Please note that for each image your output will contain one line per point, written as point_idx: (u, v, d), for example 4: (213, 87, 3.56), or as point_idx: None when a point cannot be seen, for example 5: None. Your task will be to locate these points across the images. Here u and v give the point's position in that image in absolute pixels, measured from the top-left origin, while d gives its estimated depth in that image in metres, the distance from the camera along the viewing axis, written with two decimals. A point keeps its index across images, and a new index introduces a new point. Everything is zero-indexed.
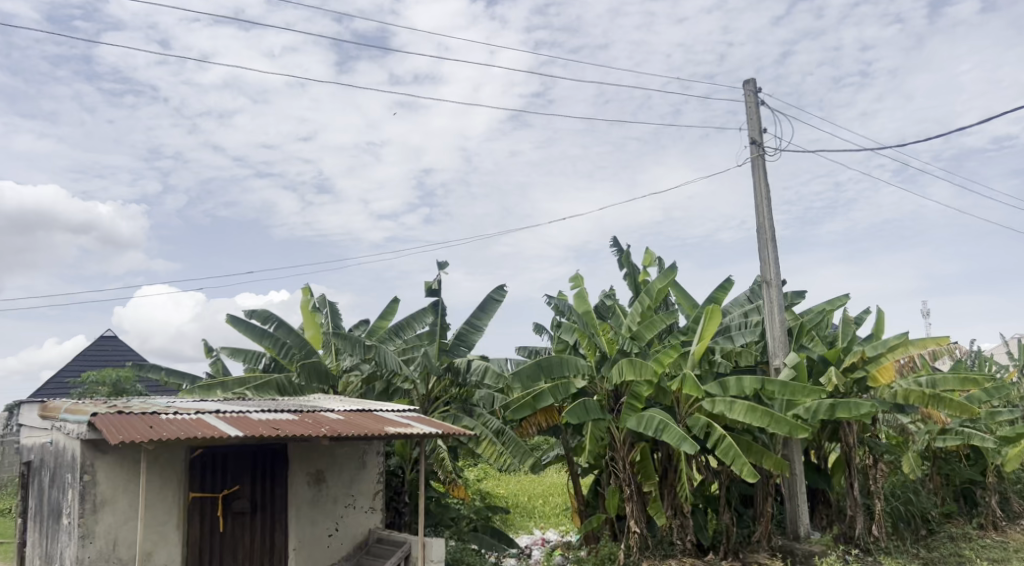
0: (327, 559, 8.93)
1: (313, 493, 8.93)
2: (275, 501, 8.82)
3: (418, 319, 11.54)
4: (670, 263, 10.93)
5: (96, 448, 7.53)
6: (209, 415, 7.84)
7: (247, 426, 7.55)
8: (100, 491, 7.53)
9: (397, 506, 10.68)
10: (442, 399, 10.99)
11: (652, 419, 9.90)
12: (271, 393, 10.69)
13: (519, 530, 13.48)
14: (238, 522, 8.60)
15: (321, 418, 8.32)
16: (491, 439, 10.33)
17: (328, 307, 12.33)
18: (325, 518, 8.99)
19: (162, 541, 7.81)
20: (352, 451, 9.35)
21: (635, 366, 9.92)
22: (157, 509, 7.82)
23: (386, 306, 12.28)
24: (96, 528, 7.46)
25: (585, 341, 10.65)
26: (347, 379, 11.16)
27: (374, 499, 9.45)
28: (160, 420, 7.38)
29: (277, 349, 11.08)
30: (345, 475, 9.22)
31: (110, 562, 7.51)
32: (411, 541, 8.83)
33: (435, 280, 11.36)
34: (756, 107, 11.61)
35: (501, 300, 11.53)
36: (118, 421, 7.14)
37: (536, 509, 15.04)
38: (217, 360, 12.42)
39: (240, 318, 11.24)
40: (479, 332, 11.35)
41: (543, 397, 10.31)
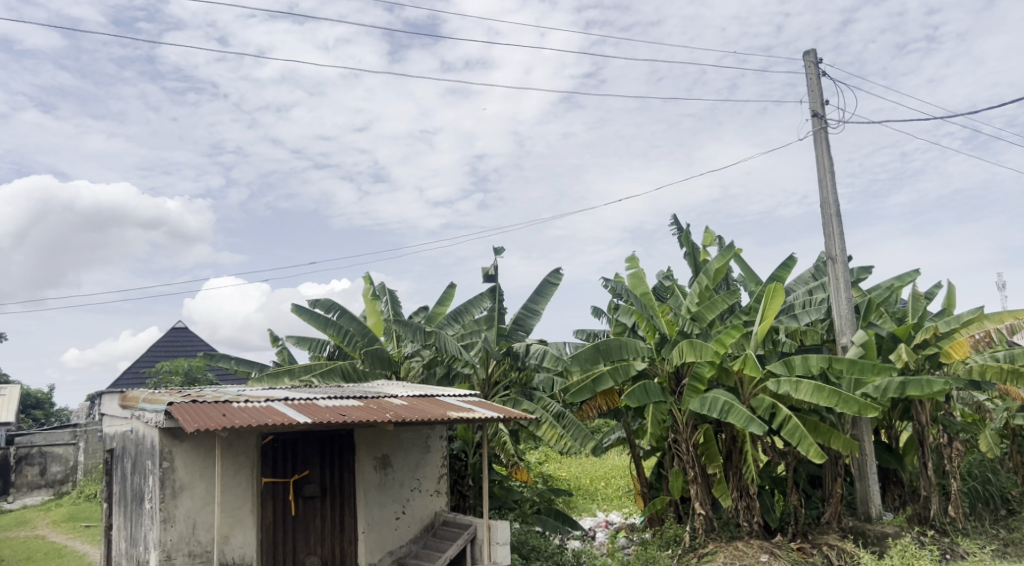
0: (396, 541, 9.13)
1: (380, 477, 9.14)
2: (344, 485, 9.04)
3: (475, 304, 11.61)
4: (729, 241, 10.74)
5: (174, 435, 7.84)
6: (279, 402, 8.08)
7: (315, 413, 7.75)
8: (179, 477, 7.84)
9: (461, 489, 10.87)
10: (502, 383, 11.13)
11: (716, 401, 9.75)
12: (336, 379, 10.90)
13: (582, 512, 13.51)
14: (310, 505, 8.83)
15: (386, 404, 8.49)
16: (551, 422, 10.40)
17: (388, 294, 12.57)
18: (392, 501, 9.19)
19: (238, 525, 8.10)
20: (416, 435, 9.51)
21: (696, 347, 9.79)
22: (233, 494, 8.12)
23: (443, 292, 12.41)
24: (176, 512, 7.78)
25: (645, 323, 10.51)
26: (409, 364, 11.42)
27: (439, 482, 9.59)
28: (233, 408, 7.62)
29: (341, 337, 11.30)
30: (410, 460, 9.39)
31: (190, 544, 7.82)
32: (476, 524, 8.95)
33: (491, 265, 11.44)
34: (817, 78, 11.27)
35: (558, 283, 11.54)
36: (193, 410, 7.40)
37: (599, 491, 15.07)
38: (283, 348, 12.76)
39: (305, 307, 11.52)
40: (537, 316, 11.38)
41: (603, 380, 10.34)
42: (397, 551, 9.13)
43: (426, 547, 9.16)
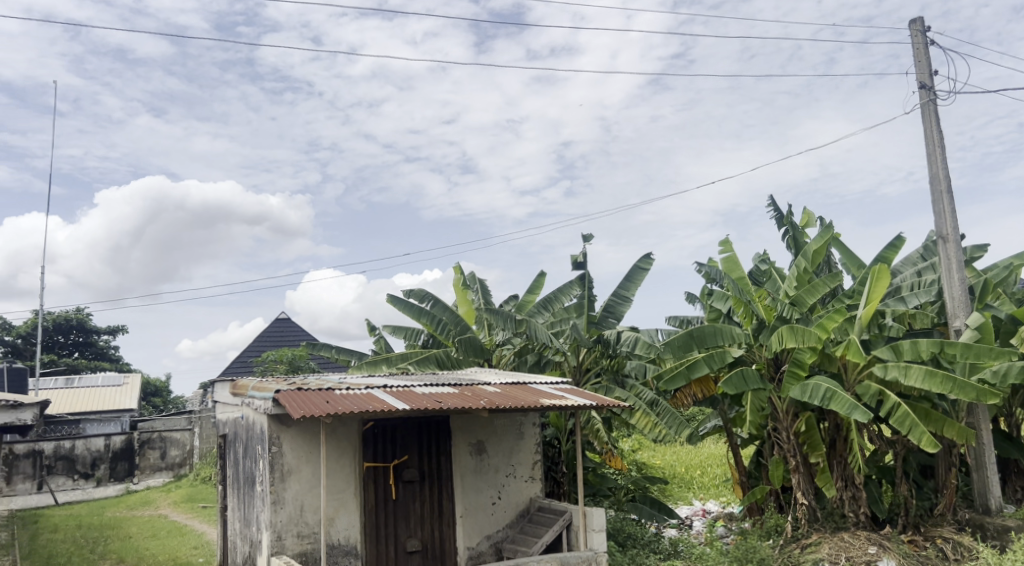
0: (492, 525, 9.29)
1: (476, 463, 9.30)
2: (442, 470, 9.24)
3: (565, 292, 11.61)
4: (828, 222, 10.33)
5: (281, 421, 8.21)
6: (378, 389, 8.33)
7: (413, 400, 7.95)
8: (287, 461, 8.21)
9: (555, 475, 10.93)
10: (593, 370, 11.09)
11: (818, 387, 9.44)
12: (431, 367, 11.15)
13: (678, 500, 13.36)
14: (409, 490, 9.06)
15: (480, 391, 8.63)
16: (645, 410, 10.30)
17: (479, 283, 12.75)
18: (488, 486, 9.34)
19: (342, 508, 8.41)
20: (510, 422, 9.61)
21: (797, 332, 9.49)
22: (337, 477, 8.44)
23: (533, 280, 12.49)
24: (285, 495, 8.15)
25: (742, 308, 10.23)
26: (501, 352, 11.59)
27: (533, 468, 9.68)
28: (335, 395, 7.92)
29: (434, 326, 11.54)
30: (504, 446, 9.51)
31: (299, 525, 8.18)
32: (572, 511, 9.00)
33: (580, 253, 11.40)
34: (924, 48, 10.67)
35: (649, 268, 11.41)
36: (299, 397, 7.73)
37: (695, 480, 14.86)
38: (380, 338, 13.13)
39: (399, 297, 11.81)
40: (628, 303, 11.28)
41: (698, 367, 10.13)
42: (494, 535, 9.30)
43: (522, 532, 9.27)
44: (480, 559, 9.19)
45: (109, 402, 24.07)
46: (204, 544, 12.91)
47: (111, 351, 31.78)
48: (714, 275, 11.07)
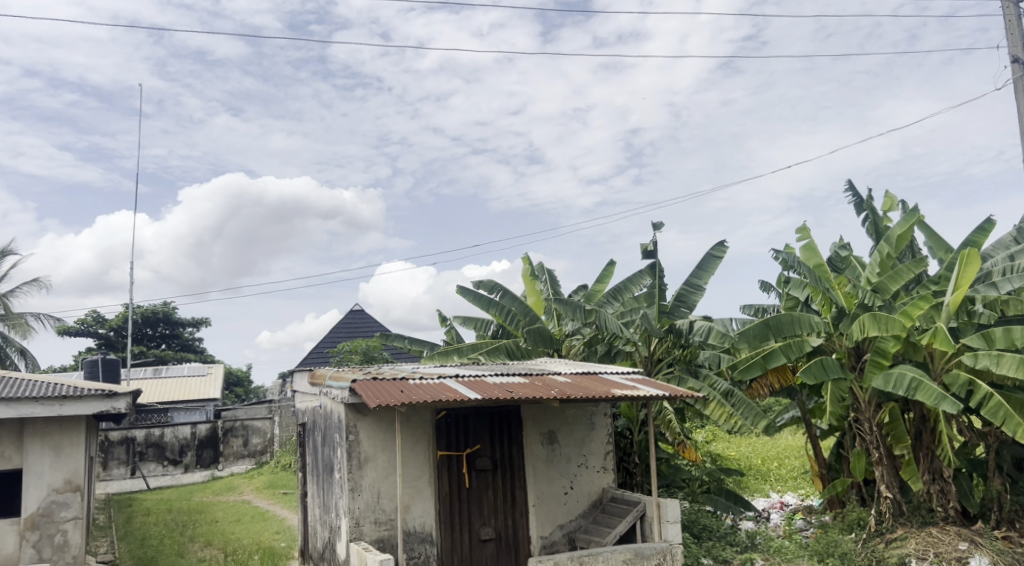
0: (566, 515, 9.31)
1: (548, 452, 9.33)
2: (514, 459, 9.29)
3: (635, 282, 11.50)
4: (912, 205, 9.91)
5: (358, 410, 8.40)
6: (450, 379, 8.44)
7: (484, 389, 8.02)
8: (363, 449, 8.40)
9: (628, 466, 10.86)
10: (665, 360, 10.92)
11: (902, 377, 9.09)
12: (502, 357, 11.22)
13: (754, 492, 13.10)
14: (482, 478, 9.13)
15: (550, 381, 8.65)
16: (720, 400, 10.11)
17: (547, 274, 12.75)
18: (560, 476, 9.36)
19: (417, 495, 8.56)
20: (581, 413, 9.60)
21: (880, 320, 9.14)
22: (413, 465, 8.59)
23: (602, 270, 12.41)
24: (362, 482, 8.34)
25: (820, 296, 9.99)
26: (570, 342, 11.61)
27: (605, 459, 9.64)
28: (409, 385, 8.05)
29: (504, 317, 11.62)
30: (577, 436, 9.51)
31: (376, 512, 8.36)
32: (646, 501, 8.92)
33: (650, 241, 11.25)
34: (1017, 20, 10.10)
35: (722, 256, 11.18)
36: (375, 387, 7.90)
37: (771, 472, 14.53)
38: (450, 328, 13.28)
39: (469, 288, 11.92)
40: (700, 293, 11.08)
41: (775, 356, 9.91)
42: (567, 524, 9.31)
43: (595, 522, 9.26)
44: (553, 549, 9.22)
45: (195, 392, 25.08)
46: (285, 530, 13.34)
47: (196, 343, 33.11)
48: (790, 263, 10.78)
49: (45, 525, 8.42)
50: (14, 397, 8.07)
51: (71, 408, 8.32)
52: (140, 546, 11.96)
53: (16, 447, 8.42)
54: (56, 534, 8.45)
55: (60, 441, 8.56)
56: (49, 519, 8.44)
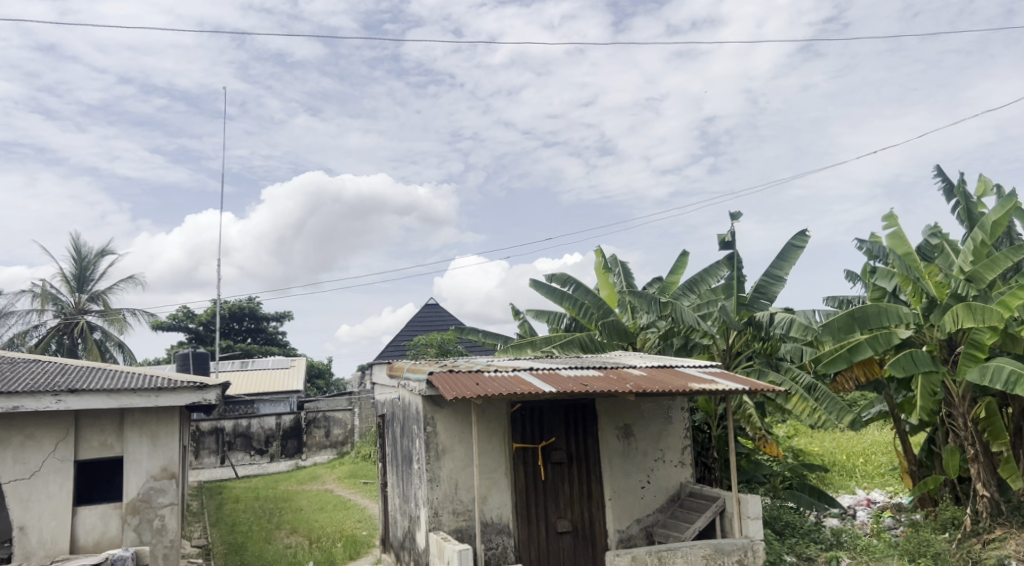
0: (642, 510, 9.23)
1: (623, 446, 9.26)
2: (590, 453, 9.27)
3: (713, 273, 11.28)
4: (1009, 190, 9.37)
5: (435, 403, 8.53)
6: (524, 372, 8.49)
7: (559, 383, 8.02)
8: (441, 440, 8.52)
9: (706, 461, 10.69)
10: (745, 354, 10.71)
11: (1000, 370, 8.63)
12: (575, 350, 11.21)
13: (839, 489, 12.70)
14: (558, 471, 9.14)
15: (625, 374, 8.59)
16: (802, 395, 9.84)
17: (620, 266, 12.63)
18: (637, 471, 9.28)
19: (494, 487, 8.64)
20: (657, 406, 9.49)
21: (975, 311, 8.72)
22: (489, 457, 8.66)
23: (677, 262, 12.22)
24: (440, 473, 8.47)
25: (910, 286, 9.60)
26: (645, 336, 11.43)
27: (683, 453, 9.51)
28: (485, 377, 8.14)
29: (577, 310, 11.61)
30: (653, 430, 9.41)
31: (454, 503, 8.48)
32: (725, 497, 8.76)
33: (728, 232, 11.01)
34: None
35: (804, 246, 10.86)
36: (450, 379, 8.01)
37: (857, 468, 14.05)
38: (524, 322, 13.34)
39: (541, 282, 11.93)
40: (781, 284, 10.79)
41: (861, 349, 9.59)
42: (644, 519, 9.24)
43: (673, 517, 9.15)
44: (630, 543, 9.16)
45: (278, 383, 25.93)
46: (366, 518, 13.69)
47: (279, 337, 34.24)
48: (877, 252, 10.40)
49: (145, 510, 8.85)
50: (115, 389, 8.54)
51: (167, 399, 8.73)
52: (231, 532, 12.46)
53: (118, 436, 8.90)
54: (155, 519, 8.87)
55: (157, 431, 8.99)
56: (148, 504, 8.87)
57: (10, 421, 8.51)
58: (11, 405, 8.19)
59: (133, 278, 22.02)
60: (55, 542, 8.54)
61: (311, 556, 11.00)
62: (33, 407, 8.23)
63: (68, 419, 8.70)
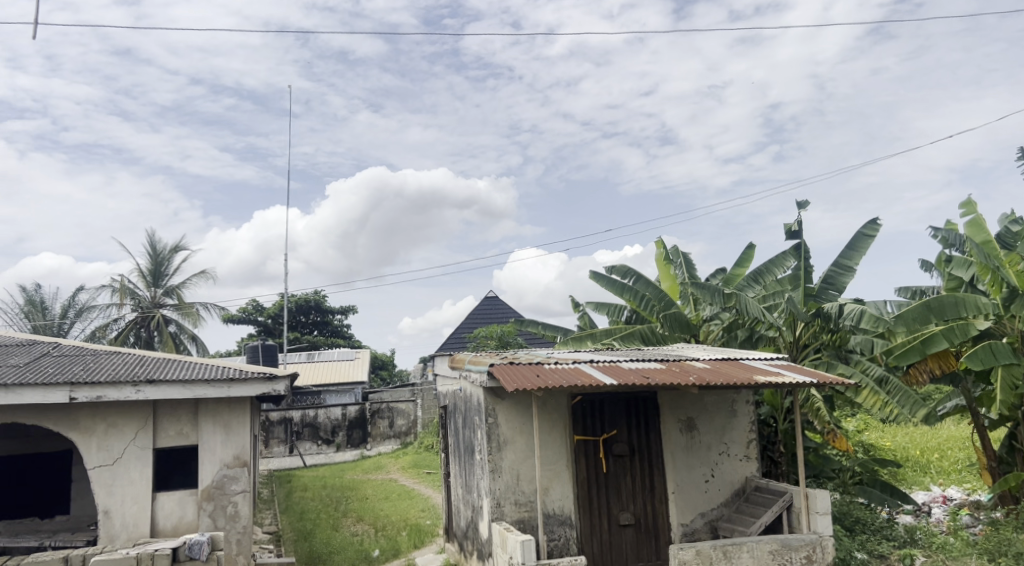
0: (706, 504, 9.12)
1: (687, 439, 9.16)
2: (652, 446, 9.21)
3: (779, 264, 11.05)
4: None
5: (496, 394, 8.59)
6: (585, 364, 8.48)
7: (620, 375, 7.99)
8: (503, 431, 8.58)
9: (772, 455, 10.50)
10: (812, 346, 10.41)
11: None
12: (636, 342, 11.16)
13: (912, 485, 12.31)
14: (620, 463, 9.09)
15: (688, 367, 8.51)
16: (873, 387, 9.52)
17: (682, 257, 12.47)
18: (701, 464, 9.17)
19: (556, 479, 8.65)
20: (721, 399, 9.35)
21: None
22: (550, 449, 8.68)
23: (742, 253, 11.99)
24: (502, 464, 8.53)
25: (989, 275, 9.20)
26: (708, 328, 11.24)
27: (748, 447, 9.35)
28: (545, 369, 8.18)
29: (638, 302, 11.55)
30: (717, 423, 9.28)
31: (516, 494, 8.54)
32: (793, 492, 8.59)
33: (794, 221, 10.76)
34: None
35: (875, 235, 10.53)
36: (511, 370, 8.07)
37: (931, 464, 13.58)
38: (584, 314, 13.31)
39: (601, 274, 11.89)
40: (850, 274, 10.47)
41: (936, 341, 9.27)
42: (708, 513, 9.12)
43: (739, 512, 9.02)
44: (694, 536, 9.07)
45: (343, 375, 26.49)
46: (430, 508, 13.88)
47: (344, 329, 34.95)
48: (952, 240, 9.97)
49: (219, 497, 9.18)
50: (190, 380, 8.86)
51: (239, 390, 9.04)
52: (300, 519, 12.82)
53: (193, 425, 9.25)
54: (229, 505, 9.18)
55: (229, 420, 9.30)
56: (222, 491, 9.19)
57: (94, 410, 8.93)
58: (95, 394, 8.59)
59: (204, 273, 22.77)
60: (137, 526, 8.92)
61: (377, 544, 11.21)
62: (115, 396, 8.62)
63: (147, 409, 9.08)
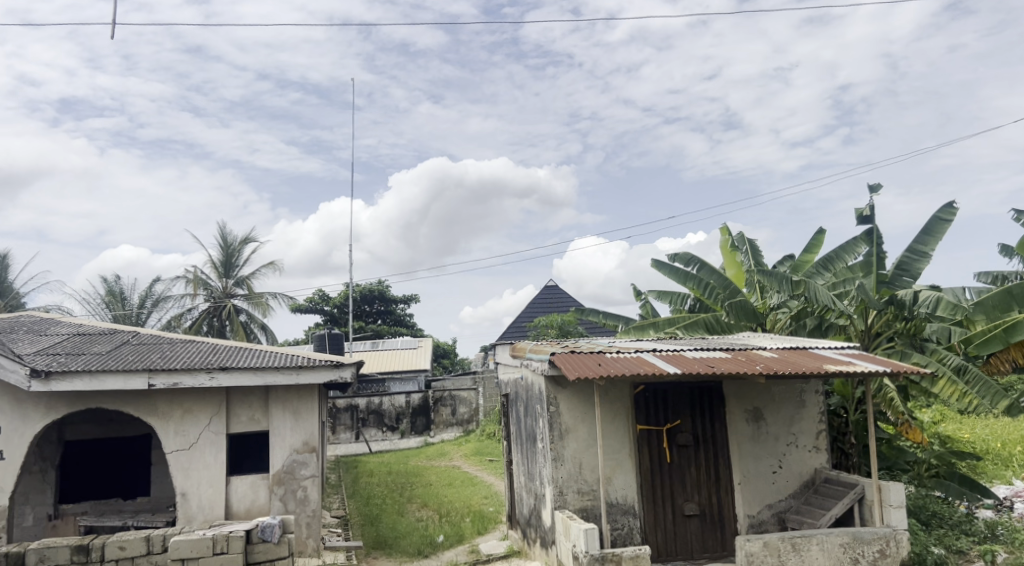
0: (774, 495, 8.95)
1: (754, 430, 8.99)
2: (717, 435, 9.07)
3: (850, 250, 10.71)
4: None
5: (558, 383, 8.58)
6: (648, 353, 8.39)
7: (684, 364, 7.89)
8: (565, 420, 8.57)
9: (842, 446, 10.23)
10: (885, 334, 10.08)
11: None
12: (700, 331, 11.00)
13: (992, 479, 11.81)
14: (684, 453, 8.99)
15: (755, 356, 8.34)
16: (951, 377, 9.16)
17: (748, 244, 12.23)
18: (768, 455, 8.99)
19: (619, 468, 8.61)
20: (789, 389, 9.14)
21: None
22: (613, 438, 8.63)
23: (812, 239, 11.67)
24: (565, 452, 8.53)
25: None
26: (775, 316, 10.98)
27: (818, 438, 9.13)
28: (607, 358, 8.13)
29: (702, 290, 11.37)
30: (784, 414, 9.08)
31: (579, 482, 8.53)
32: (864, 483, 8.35)
33: (866, 206, 10.40)
34: None
35: (952, 219, 10.10)
36: (572, 359, 8.05)
37: (1013, 457, 13.00)
38: (646, 303, 13.18)
39: (664, 262, 11.74)
40: (926, 259, 10.06)
41: (1018, 329, 8.93)
42: (776, 505, 8.96)
43: (808, 504, 8.82)
44: (761, 528, 8.92)
45: (407, 363, 26.87)
46: (492, 495, 13.99)
47: (407, 318, 35.44)
48: None
49: (289, 481, 9.43)
50: (261, 367, 9.13)
51: (308, 376, 9.27)
52: (366, 504, 13.08)
53: (264, 411, 9.53)
54: (298, 489, 9.44)
55: (298, 407, 9.56)
56: (292, 475, 9.44)
57: (171, 396, 9.28)
58: (172, 381, 8.92)
59: (273, 264, 23.37)
60: (212, 508, 9.25)
61: (441, 530, 11.37)
62: (190, 383, 8.94)
63: (220, 395, 9.39)
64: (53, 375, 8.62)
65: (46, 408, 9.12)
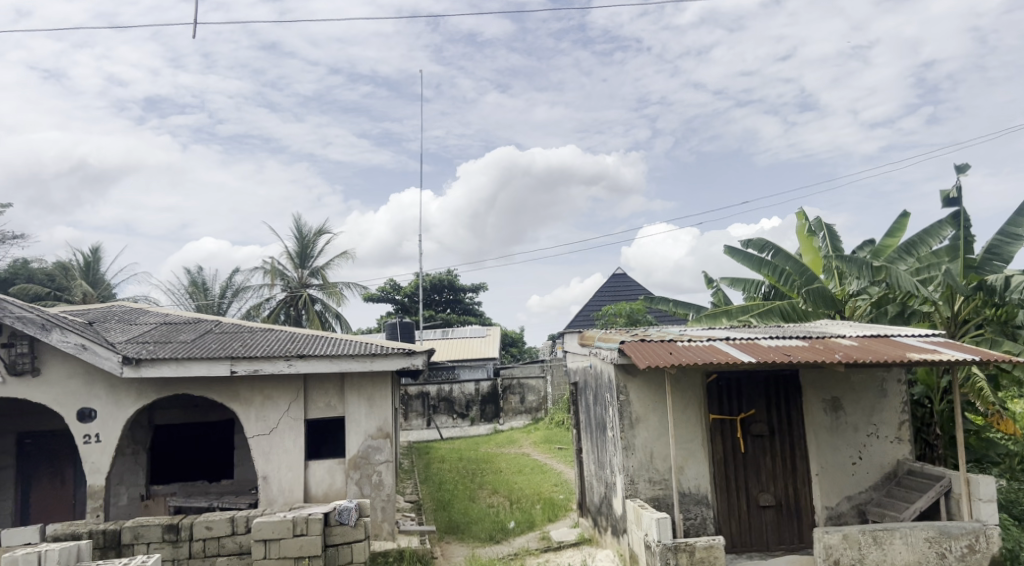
0: (854, 487, 8.69)
1: (832, 420, 8.74)
2: (793, 426, 8.86)
3: (935, 234, 10.28)
4: None
5: (628, 372, 8.52)
6: (721, 341, 8.26)
7: (759, 352, 7.73)
8: (635, 409, 8.51)
9: (927, 437, 9.85)
10: (974, 322, 9.68)
11: None
12: (776, 319, 10.71)
13: None
14: (759, 444, 8.81)
15: (833, 344, 8.10)
16: None
17: (826, 229, 11.91)
18: (847, 446, 8.74)
19: (691, 458, 8.50)
20: (869, 378, 8.85)
21: None
22: (684, 427, 8.53)
23: (894, 223, 11.24)
24: (635, 441, 8.48)
25: None
26: (854, 303, 10.64)
27: (900, 429, 8.82)
28: (678, 347, 8.03)
29: (777, 277, 11.08)
30: (865, 404, 8.80)
31: (650, 472, 8.47)
32: (951, 476, 8.06)
33: (953, 187, 9.94)
34: None
35: None
36: (643, 348, 7.98)
37: None
38: (717, 290, 12.95)
39: (737, 249, 11.49)
40: (1018, 243, 9.55)
41: None
42: (855, 497, 8.69)
43: (890, 496, 8.54)
44: (841, 520, 8.68)
45: (477, 351, 27.11)
46: (562, 483, 14.02)
47: (476, 307, 35.73)
48: None
49: (364, 466, 9.66)
50: (336, 355, 9.36)
51: (381, 364, 9.46)
52: (439, 489, 13.31)
53: (340, 397, 9.78)
54: (373, 474, 9.66)
55: (373, 394, 9.78)
56: (367, 460, 9.67)
57: (252, 383, 9.61)
58: (253, 367, 9.24)
59: (346, 254, 23.88)
60: (292, 491, 9.56)
61: (512, 516, 11.48)
62: (270, 370, 9.24)
63: (298, 381, 9.67)
64: (144, 362, 9.05)
65: (137, 394, 9.58)
